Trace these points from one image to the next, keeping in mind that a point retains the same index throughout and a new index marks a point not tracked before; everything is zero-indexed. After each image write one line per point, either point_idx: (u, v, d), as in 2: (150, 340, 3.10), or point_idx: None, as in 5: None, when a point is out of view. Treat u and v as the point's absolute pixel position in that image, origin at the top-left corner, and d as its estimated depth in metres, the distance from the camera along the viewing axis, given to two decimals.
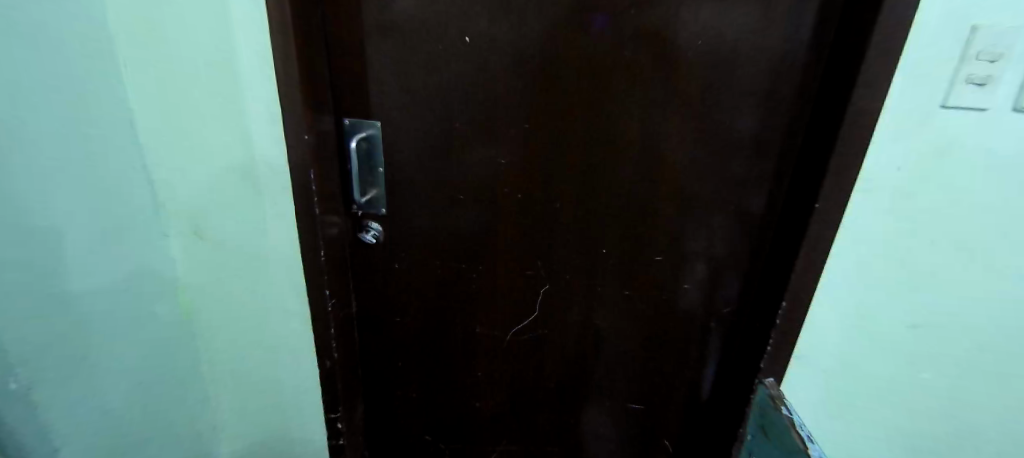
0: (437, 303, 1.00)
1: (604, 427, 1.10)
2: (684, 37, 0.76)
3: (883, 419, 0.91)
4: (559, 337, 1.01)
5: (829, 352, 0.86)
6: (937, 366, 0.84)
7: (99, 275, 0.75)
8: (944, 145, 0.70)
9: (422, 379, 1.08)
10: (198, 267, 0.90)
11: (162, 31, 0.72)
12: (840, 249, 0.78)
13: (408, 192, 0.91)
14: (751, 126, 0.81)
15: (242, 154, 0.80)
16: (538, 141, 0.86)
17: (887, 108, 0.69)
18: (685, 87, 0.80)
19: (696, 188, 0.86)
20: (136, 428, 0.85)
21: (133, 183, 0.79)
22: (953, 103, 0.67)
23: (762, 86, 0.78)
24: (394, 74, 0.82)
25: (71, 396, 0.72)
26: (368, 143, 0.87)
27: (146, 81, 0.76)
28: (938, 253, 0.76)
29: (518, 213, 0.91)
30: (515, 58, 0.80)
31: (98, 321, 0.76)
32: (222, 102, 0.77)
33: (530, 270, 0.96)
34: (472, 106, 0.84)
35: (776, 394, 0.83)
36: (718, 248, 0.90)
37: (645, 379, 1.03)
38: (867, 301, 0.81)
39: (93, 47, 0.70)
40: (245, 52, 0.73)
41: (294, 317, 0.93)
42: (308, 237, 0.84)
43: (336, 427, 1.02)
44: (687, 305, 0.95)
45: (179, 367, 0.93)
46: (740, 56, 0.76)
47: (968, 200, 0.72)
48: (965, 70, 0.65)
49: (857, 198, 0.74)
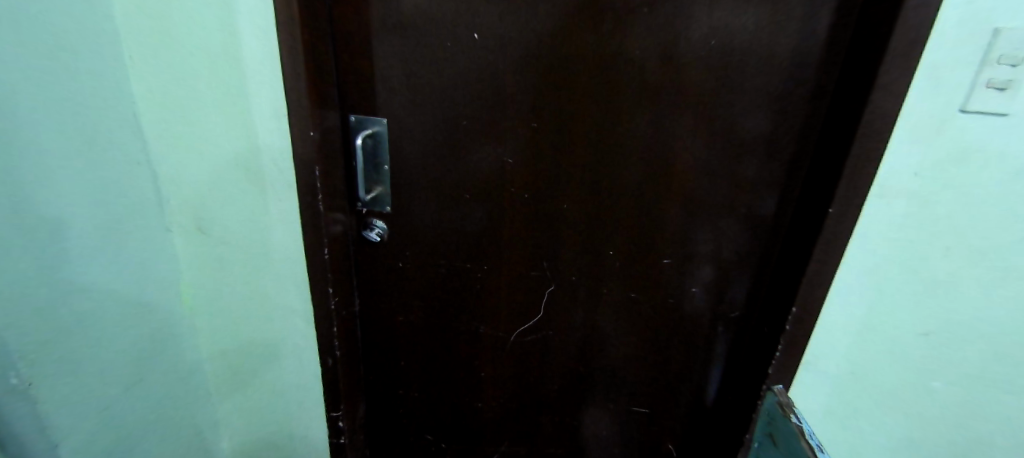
0: (440, 303, 0.99)
1: (606, 430, 1.09)
2: (695, 37, 0.75)
3: (892, 426, 0.89)
4: (562, 339, 1.00)
5: (839, 358, 0.85)
6: (948, 375, 0.83)
7: (102, 269, 0.74)
8: (963, 150, 0.68)
9: (425, 379, 1.07)
10: (200, 262, 0.89)
11: (168, 23, 0.71)
12: (853, 254, 0.77)
13: (413, 190, 0.89)
14: (763, 128, 0.79)
15: (246, 149, 0.79)
16: (546, 140, 0.84)
17: (904, 112, 0.68)
18: (696, 88, 0.78)
19: (706, 190, 0.84)
20: (139, 424, 0.85)
21: (136, 178, 0.78)
22: (972, 107, 0.66)
23: (775, 87, 0.77)
24: (402, 70, 0.81)
25: (71, 390, 0.72)
26: (374, 139, 0.85)
27: (150, 75, 0.75)
28: (953, 260, 0.75)
29: (524, 214, 0.90)
30: (524, 54, 0.79)
31: (101, 316, 0.75)
32: (227, 95, 0.75)
33: (535, 270, 0.95)
34: (480, 103, 0.82)
35: (785, 401, 0.82)
36: (727, 251, 0.88)
37: (649, 382, 1.02)
38: (879, 308, 0.80)
39: (97, 40, 0.69)
40: (251, 43, 0.72)
41: (297, 314, 0.92)
42: (313, 235, 0.83)
43: (337, 426, 1.01)
44: (694, 308, 0.94)
45: (182, 362, 0.92)
46: (753, 57, 0.75)
47: (986, 206, 0.71)
48: (986, 73, 0.64)
49: (872, 204, 0.73)
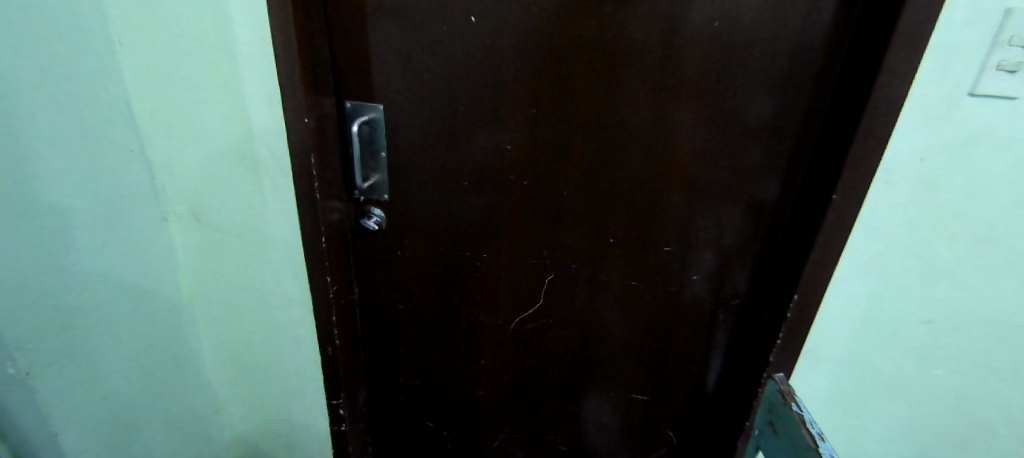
0: (440, 290, 0.98)
1: (606, 417, 1.09)
2: (698, 19, 0.73)
3: (892, 414, 0.89)
4: (562, 327, 1.00)
5: (840, 346, 0.84)
6: (949, 363, 0.82)
7: (100, 260, 0.74)
8: (969, 135, 0.67)
9: (424, 366, 1.07)
10: (198, 252, 0.88)
11: (158, 9, 0.70)
12: (856, 241, 0.76)
13: (412, 178, 0.88)
14: (765, 112, 0.78)
15: (240, 136, 0.78)
16: (545, 126, 0.83)
17: (911, 96, 0.66)
18: (697, 72, 0.76)
19: (708, 175, 0.83)
20: (140, 413, 0.85)
21: (130, 166, 0.76)
22: (981, 90, 0.65)
23: (779, 71, 0.75)
24: (398, 55, 0.79)
25: (69, 380, 0.72)
26: (370, 126, 0.84)
27: (143, 62, 0.73)
28: (957, 248, 0.74)
29: (523, 201, 0.89)
30: (523, 37, 0.77)
31: (98, 306, 0.75)
32: (220, 82, 0.74)
33: (535, 258, 0.94)
34: (478, 89, 0.81)
35: (786, 389, 0.79)
36: (729, 238, 0.87)
37: (650, 369, 1.01)
38: (882, 295, 0.79)
39: (82, 24, 0.67)
40: (243, 30, 0.71)
41: (295, 304, 0.92)
42: (309, 223, 0.82)
43: (338, 414, 1.01)
44: (695, 296, 0.93)
45: (180, 352, 0.92)
46: (758, 39, 0.73)
47: (992, 193, 0.70)
48: (996, 56, 0.63)
49: (876, 189, 0.72)
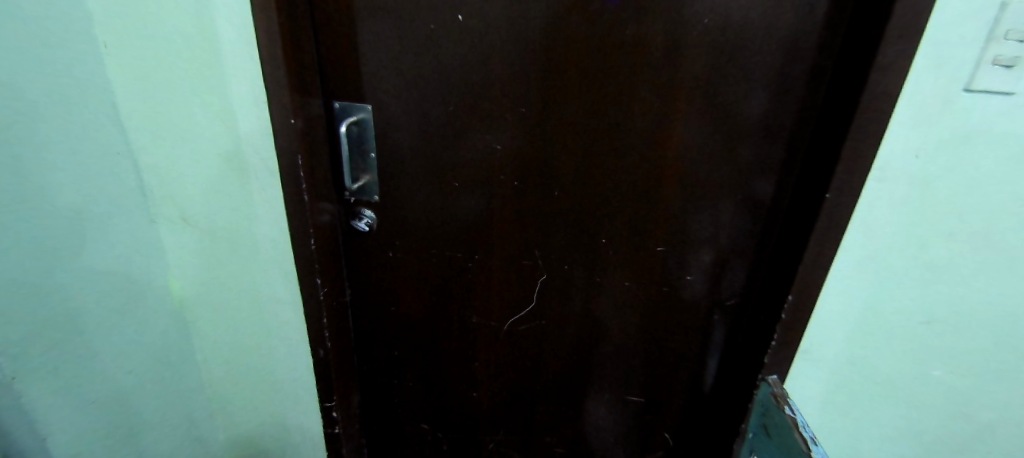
0: (434, 292, 0.98)
1: (603, 419, 1.08)
2: (689, 15, 0.72)
3: (892, 416, 0.88)
4: (558, 327, 0.99)
5: (837, 346, 0.83)
6: (949, 363, 0.81)
7: (87, 262, 0.74)
8: (965, 132, 0.66)
9: (419, 367, 1.06)
10: (188, 254, 0.87)
11: (142, 10, 0.69)
12: (851, 241, 0.74)
13: (402, 178, 0.88)
14: (759, 110, 0.76)
15: (226, 138, 0.77)
16: (536, 126, 0.82)
17: (905, 92, 0.65)
18: (689, 71, 0.76)
19: (702, 174, 0.82)
20: (129, 416, 0.84)
21: (117, 169, 0.76)
22: (977, 86, 0.63)
23: (772, 68, 0.74)
24: (386, 54, 0.78)
25: (55, 383, 0.72)
26: (359, 126, 0.83)
27: (128, 62, 0.72)
28: (955, 246, 0.73)
29: (515, 201, 0.88)
30: (512, 35, 0.76)
31: (84, 309, 0.74)
32: (205, 83, 0.74)
33: (528, 259, 0.93)
34: (467, 88, 0.80)
35: (778, 392, 0.79)
36: (724, 238, 0.86)
37: (647, 369, 1.00)
38: (878, 294, 0.77)
39: (67, 28, 0.67)
40: (227, 31, 0.71)
41: (286, 305, 0.91)
42: (298, 224, 0.82)
43: (331, 416, 1.00)
44: (691, 296, 0.92)
45: (171, 354, 0.91)
46: (750, 35, 0.72)
47: (989, 190, 0.69)
48: (992, 50, 0.61)
49: (870, 187, 0.71)
